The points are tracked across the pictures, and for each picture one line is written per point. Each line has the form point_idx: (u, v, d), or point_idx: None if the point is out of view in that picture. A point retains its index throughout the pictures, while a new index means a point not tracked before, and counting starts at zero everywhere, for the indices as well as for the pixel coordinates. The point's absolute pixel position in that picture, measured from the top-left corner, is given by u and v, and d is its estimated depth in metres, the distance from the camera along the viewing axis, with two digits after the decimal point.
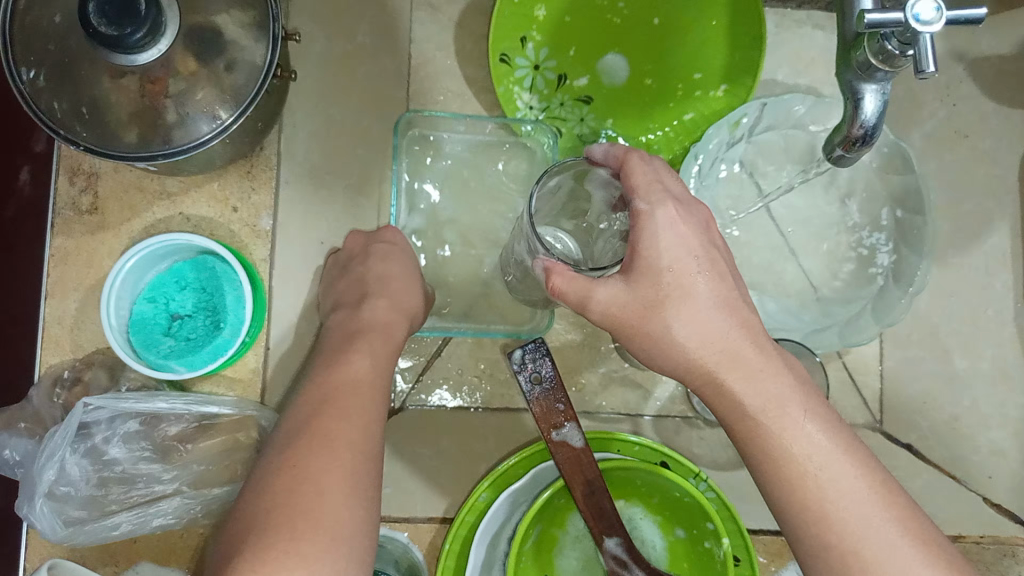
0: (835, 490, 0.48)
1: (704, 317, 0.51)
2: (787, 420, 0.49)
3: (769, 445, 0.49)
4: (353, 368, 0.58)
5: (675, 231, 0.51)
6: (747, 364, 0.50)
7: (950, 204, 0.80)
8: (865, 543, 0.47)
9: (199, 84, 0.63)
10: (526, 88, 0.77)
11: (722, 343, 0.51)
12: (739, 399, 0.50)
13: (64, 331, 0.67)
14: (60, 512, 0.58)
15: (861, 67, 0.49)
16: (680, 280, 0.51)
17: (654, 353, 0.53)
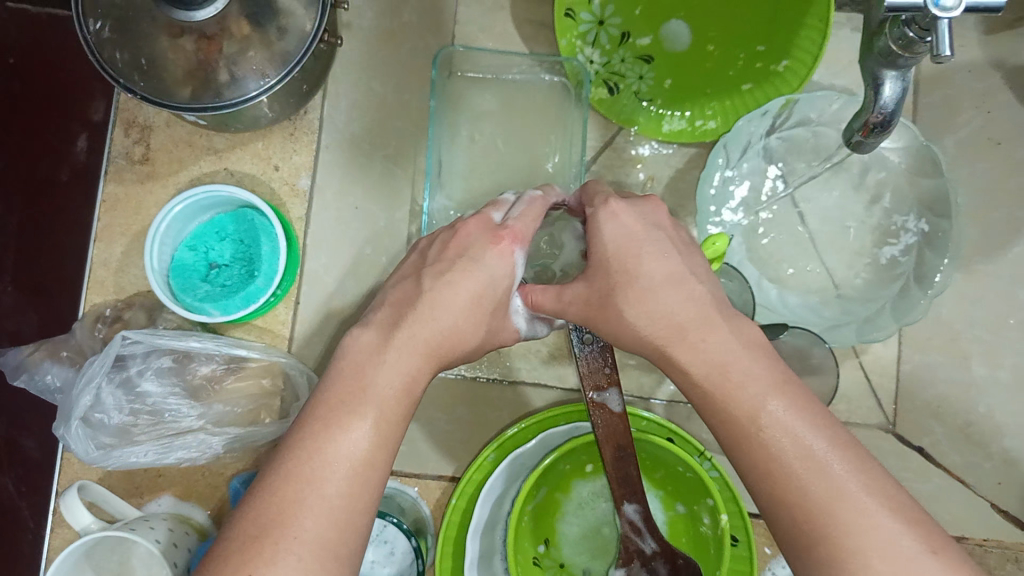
0: (790, 456, 0.44)
1: (650, 295, 0.51)
2: (743, 393, 0.47)
3: (724, 419, 0.47)
4: (386, 373, 0.50)
5: (614, 225, 0.53)
6: (692, 335, 0.49)
7: (980, 210, 0.80)
8: (833, 523, 0.42)
9: (251, 47, 0.66)
10: (589, 42, 0.82)
11: (670, 316, 0.50)
12: (689, 371, 0.49)
13: (109, 273, 0.71)
14: (92, 437, 0.62)
15: (883, 55, 0.51)
16: (624, 260, 0.52)
17: (612, 330, 0.53)
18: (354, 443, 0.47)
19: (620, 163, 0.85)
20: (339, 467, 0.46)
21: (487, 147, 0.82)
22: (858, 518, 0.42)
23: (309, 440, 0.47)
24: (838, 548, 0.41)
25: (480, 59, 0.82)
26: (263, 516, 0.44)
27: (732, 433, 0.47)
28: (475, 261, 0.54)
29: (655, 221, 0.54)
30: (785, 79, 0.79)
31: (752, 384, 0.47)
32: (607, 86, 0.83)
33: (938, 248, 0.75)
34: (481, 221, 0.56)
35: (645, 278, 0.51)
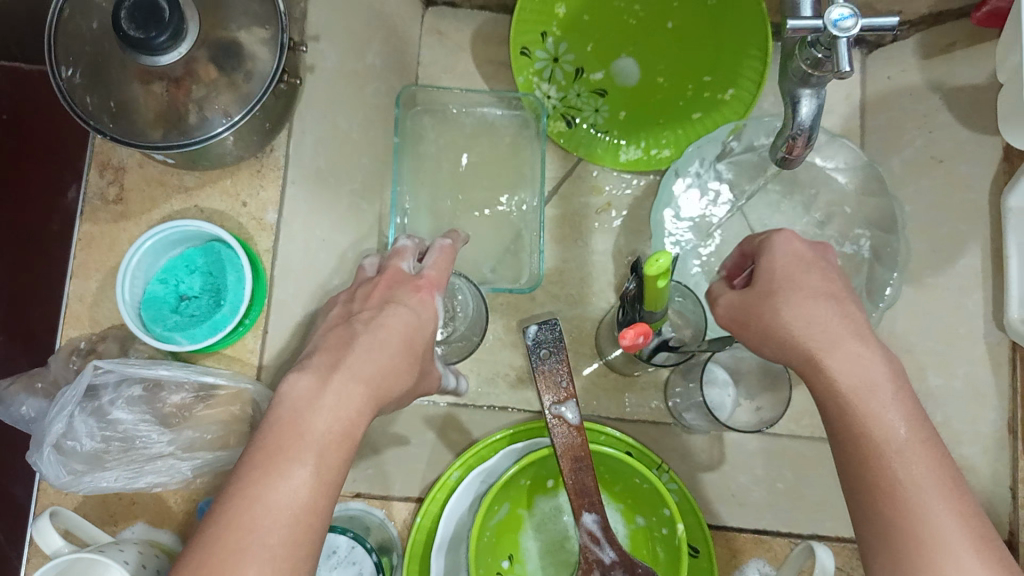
0: (913, 475, 0.48)
1: (810, 306, 0.55)
2: (874, 403, 0.51)
3: (848, 421, 0.51)
4: (320, 416, 0.51)
5: (787, 245, 0.58)
6: (844, 344, 0.53)
7: (925, 227, 0.84)
8: (927, 526, 0.47)
9: (218, 90, 0.71)
10: (545, 79, 0.87)
11: (825, 325, 0.54)
12: (830, 373, 0.52)
13: (84, 308, 0.74)
14: (64, 463, 0.64)
15: (798, 75, 0.54)
16: (792, 275, 0.57)
17: (762, 333, 0.57)
18: (295, 490, 0.48)
19: (580, 192, 0.88)
20: (275, 516, 0.47)
21: (452, 176, 0.87)
22: (948, 535, 0.46)
23: (244, 487, 0.48)
24: (921, 549, 0.46)
25: (443, 93, 0.85)
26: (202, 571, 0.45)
27: (856, 436, 0.50)
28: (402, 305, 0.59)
29: (824, 254, 0.59)
30: (733, 105, 0.82)
31: (893, 405, 0.51)
32: (565, 119, 0.87)
33: (887, 261, 0.79)
34: (397, 273, 0.63)
35: (811, 290, 0.56)
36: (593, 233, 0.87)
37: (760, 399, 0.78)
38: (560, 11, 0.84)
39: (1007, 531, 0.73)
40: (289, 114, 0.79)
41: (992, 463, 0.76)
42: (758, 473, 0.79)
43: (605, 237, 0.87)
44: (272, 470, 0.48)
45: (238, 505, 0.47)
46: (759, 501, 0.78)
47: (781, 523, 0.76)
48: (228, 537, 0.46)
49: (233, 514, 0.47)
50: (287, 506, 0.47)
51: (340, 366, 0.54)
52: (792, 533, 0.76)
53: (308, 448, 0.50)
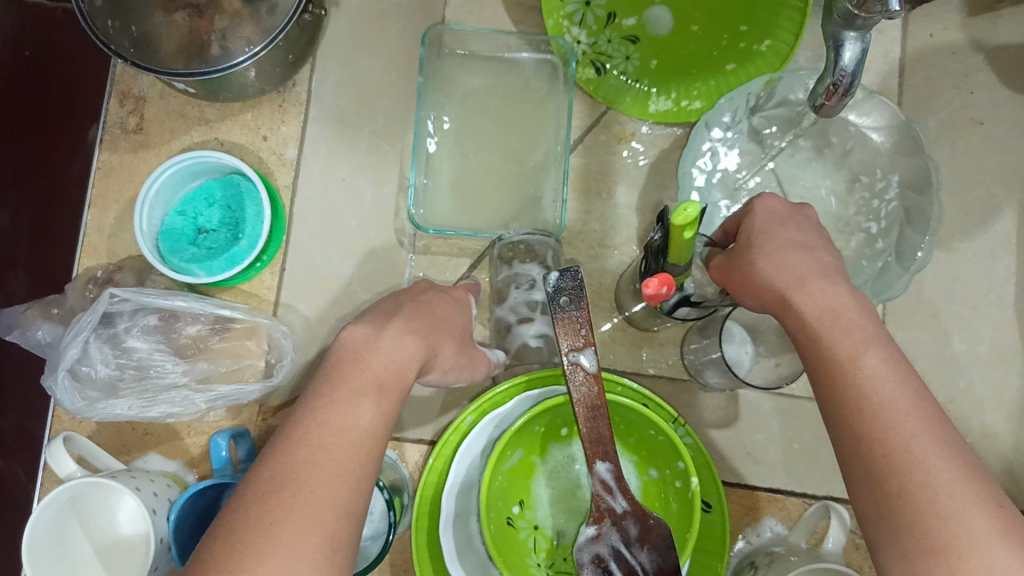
0: (878, 393, 0.49)
1: (781, 252, 0.57)
2: (840, 330, 0.52)
3: (817, 347, 0.53)
4: (378, 356, 0.53)
5: (763, 201, 0.61)
6: (812, 283, 0.55)
7: (958, 188, 0.81)
8: (891, 434, 0.47)
9: (242, 21, 0.71)
10: (575, 23, 0.84)
11: (795, 268, 0.56)
12: (800, 311, 0.54)
13: (102, 238, 0.74)
14: (80, 389, 0.64)
15: (842, 16, 0.52)
16: (766, 229, 0.59)
17: (742, 284, 0.59)
18: (356, 419, 0.49)
19: (606, 145, 0.86)
20: (337, 438, 0.48)
21: (475, 120, 0.85)
22: (914, 443, 0.46)
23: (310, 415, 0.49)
24: (889, 461, 0.46)
25: (470, 33, 0.83)
26: (270, 482, 0.45)
27: (825, 363, 0.52)
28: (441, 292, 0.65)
29: (802, 213, 0.61)
30: (769, 58, 0.81)
31: (859, 332, 0.52)
32: (594, 66, 0.85)
33: (917, 226, 0.76)
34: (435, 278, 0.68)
35: (784, 240, 0.58)
36: (618, 186, 0.85)
37: (781, 356, 0.77)
38: None
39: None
40: (313, 49, 0.78)
41: (1014, 429, 0.76)
42: (773, 433, 0.78)
43: (629, 190, 0.85)
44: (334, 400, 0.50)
45: (303, 427, 0.48)
46: (773, 460, 0.77)
47: (794, 483, 0.77)
48: (295, 456, 0.46)
49: (298, 434, 0.48)
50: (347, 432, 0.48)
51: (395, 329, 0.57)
52: (806, 493, 0.76)
53: (366, 383, 0.51)
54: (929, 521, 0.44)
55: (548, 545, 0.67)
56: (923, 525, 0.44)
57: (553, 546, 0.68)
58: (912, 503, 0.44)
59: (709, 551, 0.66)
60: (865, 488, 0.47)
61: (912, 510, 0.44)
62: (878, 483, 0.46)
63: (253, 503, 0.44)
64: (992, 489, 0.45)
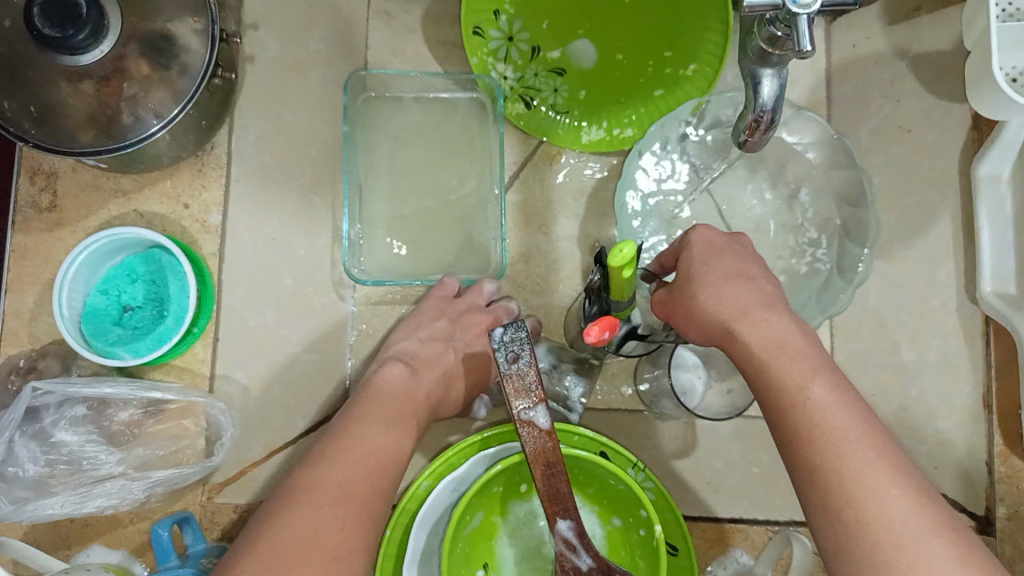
0: (827, 423, 0.48)
1: (722, 284, 0.56)
2: (788, 358, 0.51)
3: (765, 378, 0.51)
4: (407, 394, 0.63)
5: (699, 230, 0.60)
6: (756, 314, 0.54)
7: (895, 195, 0.82)
8: (844, 465, 0.46)
9: (153, 87, 0.67)
10: (500, 59, 0.83)
11: (737, 299, 0.55)
12: (746, 343, 0.53)
13: (22, 324, 0.70)
14: (6, 492, 0.61)
15: (756, 53, 0.51)
16: (705, 261, 0.58)
17: (686, 318, 0.58)
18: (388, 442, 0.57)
19: (544, 177, 0.85)
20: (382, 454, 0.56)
21: (405, 166, 0.83)
22: (867, 472, 0.45)
23: (356, 434, 0.57)
24: (844, 493, 0.45)
25: (394, 77, 0.81)
26: (333, 478, 0.52)
27: (775, 395, 0.50)
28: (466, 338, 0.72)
29: (737, 241, 0.60)
30: (695, 81, 0.80)
31: (804, 362, 0.51)
32: (523, 101, 0.84)
33: (857, 237, 0.76)
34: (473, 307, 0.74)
35: (724, 270, 0.57)
36: (557, 219, 0.84)
37: (731, 380, 0.76)
38: None
39: (983, 506, 0.74)
40: (229, 108, 0.75)
41: (969, 436, 0.76)
42: (733, 459, 0.78)
43: (569, 222, 0.84)
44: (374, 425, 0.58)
45: (350, 440, 0.56)
46: (734, 487, 0.77)
47: (757, 510, 0.76)
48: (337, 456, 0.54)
49: (345, 446, 0.55)
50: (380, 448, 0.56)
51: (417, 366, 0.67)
52: (769, 519, 0.76)
53: (394, 424, 0.59)
54: (888, 552, 0.43)
55: None
56: (882, 557, 0.43)
57: None
58: (869, 535, 0.44)
59: None
60: (824, 522, 0.46)
61: (871, 542, 0.44)
62: (837, 516, 0.45)
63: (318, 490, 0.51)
64: (946, 515, 0.45)
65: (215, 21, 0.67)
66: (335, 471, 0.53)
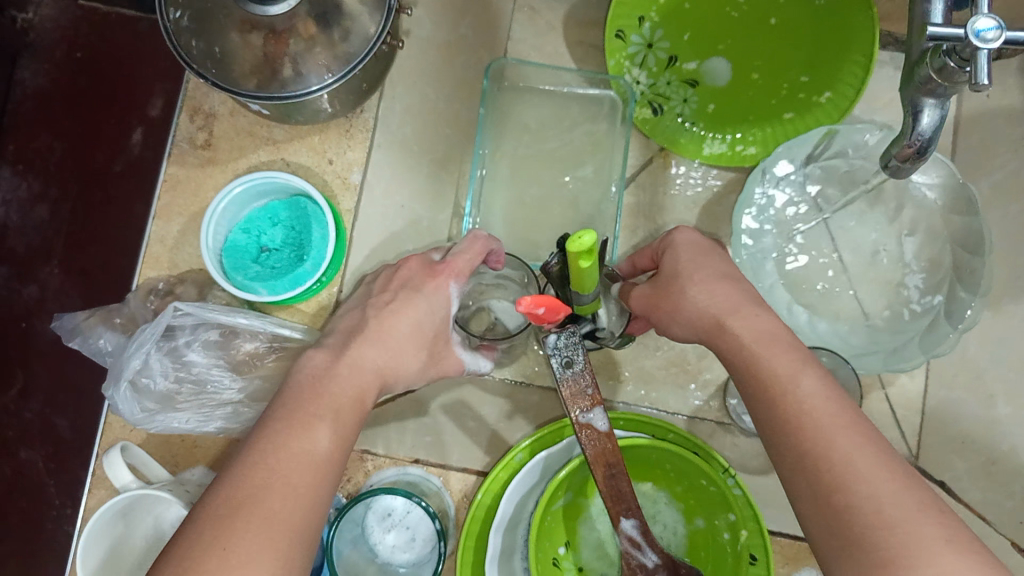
0: (816, 412, 0.50)
1: (709, 283, 0.59)
2: (775, 351, 0.54)
3: (755, 371, 0.54)
4: (327, 400, 0.54)
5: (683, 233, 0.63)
6: (746, 310, 0.57)
7: (1008, 253, 0.81)
8: (834, 449, 0.48)
9: (316, 47, 0.71)
10: (636, 64, 0.85)
11: (726, 297, 0.58)
12: (738, 335, 0.56)
13: (164, 250, 0.75)
14: (138, 400, 0.65)
15: (923, 83, 0.52)
16: (692, 261, 0.60)
17: (671, 314, 0.60)
18: (314, 442, 0.52)
19: (660, 184, 0.88)
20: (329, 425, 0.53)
21: (530, 154, 0.86)
22: (856, 457, 0.48)
23: (293, 408, 0.53)
24: (835, 477, 0.47)
25: (532, 68, 0.84)
26: (266, 458, 0.50)
27: (766, 385, 0.53)
28: (414, 292, 0.63)
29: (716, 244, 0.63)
30: (828, 109, 0.80)
31: (789, 358, 0.54)
32: (651, 107, 0.86)
33: (966, 282, 0.76)
34: (423, 260, 0.65)
35: (710, 270, 0.60)
36: (667, 225, 0.86)
37: None
38: None
39: None
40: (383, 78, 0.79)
41: None
42: None
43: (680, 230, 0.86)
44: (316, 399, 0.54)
45: (268, 443, 0.51)
46: None
47: None
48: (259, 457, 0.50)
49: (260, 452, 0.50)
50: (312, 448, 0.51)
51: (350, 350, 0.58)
52: None
53: (304, 427, 0.52)
54: (878, 532, 0.45)
55: None
56: (871, 535, 0.45)
57: None
58: (859, 515, 0.46)
59: None
60: (815, 504, 0.48)
61: (862, 523, 0.45)
62: (827, 499, 0.47)
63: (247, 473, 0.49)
64: (932, 499, 0.46)
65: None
66: (275, 442, 0.51)
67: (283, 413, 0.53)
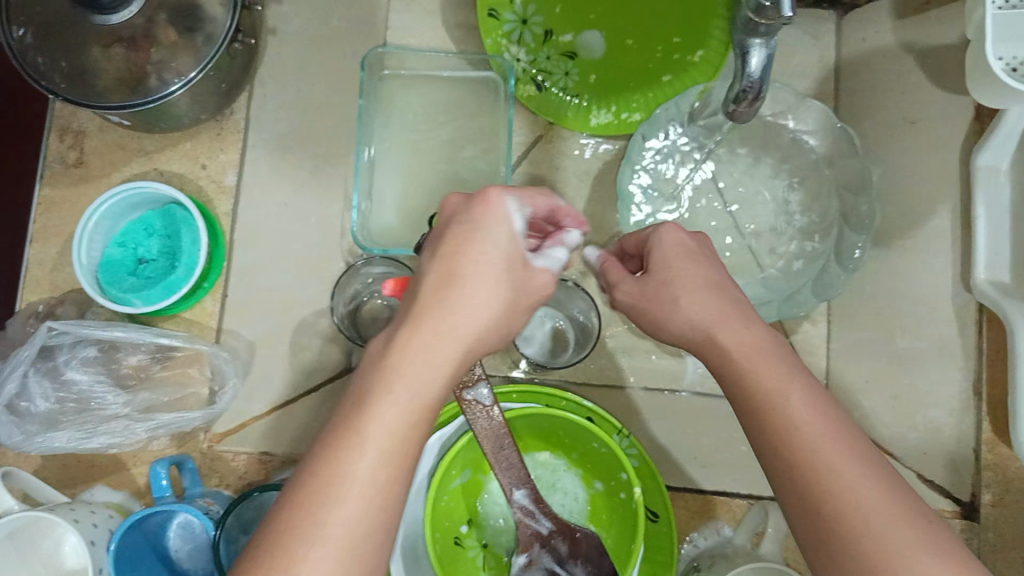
0: (801, 424, 0.48)
1: (696, 291, 0.55)
2: (763, 360, 0.51)
3: (744, 383, 0.51)
4: (386, 410, 0.44)
5: (670, 232, 0.58)
6: (734, 320, 0.53)
7: (893, 190, 0.81)
8: (820, 456, 0.46)
9: (179, 53, 0.71)
10: (514, 41, 0.85)
11: (712, 306, 0.54)
12: (725, 349, 0.53)
13: (45, 271, 0.75)
14: (18, 424, 0.65)
15: (746, 24, 0.52)
16: (678, 265, 0.56)
17: (658, 323, 0.57)
18: (360, 473, 0.42)
19: (551, 155, 0.88)
20: (392, 433, 0.44)
21: (417, 141, 0.86)
22: (842, 467, 0.45)
23: (338, 436, 0.43)
24: (820, 495, 0.45)
25: (408, 55, 0.84)
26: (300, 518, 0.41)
27: (754, 398, 0.50)
28: (475, 229, 0.48)
29: (706, 243, 0.59)
30: (703, 67, 0.83)
31: (779, 365, 0.51)
32: (534, 83, 0.86)
33: (855, 226, 0.78)
34: (461, 196, 0.52)
35: (699, 277, 0.56)
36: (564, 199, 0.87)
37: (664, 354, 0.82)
38: None
39: (968, 492, 0.75)
40: (248, 77, 0.79)
41: (960, 425, 0.74)
42: (721, 437, 0.79)
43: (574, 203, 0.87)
44: (370, 413, 0.44)
45: (312, 492, 0.42)
46: (721, 463, 0.78)
47: (741, 485, 0.77)
48: (297, 517, 0.41)
49: (304, 511, 0.41)
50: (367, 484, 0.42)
51: (408, 329, 0.46)
52: (753, 494, 0.76)
53: (360, 458, 0.43)
54: (864, 541, 0.43)
55: (496, 563, 0.68)
56: (854, 543, 0.43)
57: (501, 563, 0.68)
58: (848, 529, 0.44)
59: (656, 562, 0.67)
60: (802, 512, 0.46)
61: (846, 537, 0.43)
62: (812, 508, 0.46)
63: (290, 531, 0.41)
64: (917, 504, 0.45)
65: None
66: (316, 491, 0.42)
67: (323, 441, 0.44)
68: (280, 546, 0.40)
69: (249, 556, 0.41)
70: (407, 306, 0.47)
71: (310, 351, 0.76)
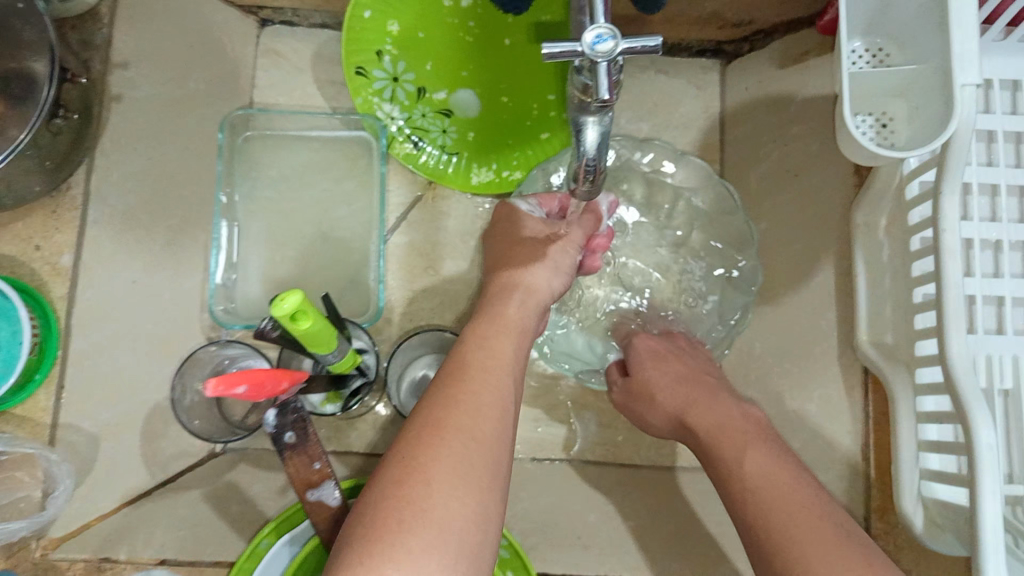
0: (771, 472, 0.55)
1: (676, 367, 0.69)
2: (727, 415, 0.62)
3: (721, 444, 0.60)
4: (485, 373, 0.51)
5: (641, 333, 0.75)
6: (704, 398, 0.65)
7: (779, 243, 0.79)
8: (803, 506, 0.51)
9: (8, 123, 0.64)
10: (385, 99, 0.80)
11: (677, 375, 0.68)
12: (693, 425, 0.64)
13: None
14: None
15: (576, 102, 0.47)
16: (660, 354, 0.71)
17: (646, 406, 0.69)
18: (475, 423, 0.48)
19: (432, 217, 0.83)
20: (491, 400, 0.49)
21: (287, 209, 0.81)
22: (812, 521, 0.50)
23: (438, 397, 0.49)
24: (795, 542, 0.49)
25: (273, 118, 0.79)
26: (422, 452, 0.46)
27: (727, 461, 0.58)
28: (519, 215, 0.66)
29: (676, 342, 0.73)
30: None
31: (747, 434, 0.60)
32: (411, 141, 0.81)
33: (741, 286, 0.76)
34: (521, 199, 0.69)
35: (680, 357, 0.70)
36: (445, 261, 0.82)
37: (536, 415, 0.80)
38: (392, 28, 0.79)
39: None
40: (84, 148, 0.74)
41: (850, 491, 0.71)
42: (609, 510, 0.75)
43: (457, 264, 0.82)
44: (467, 383, 0.50)
45: (432, 435, 0.46)
46: (605, 543, 0.73)
47: (626, 568, 0.71)
48: (418, 456, 0.45)
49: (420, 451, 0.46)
50: (474, 430, 0.47)
51: (490, 319, 0.56)
52: None
53: (475, 411, 0.48)
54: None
55: None
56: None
57: None
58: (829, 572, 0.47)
59: None
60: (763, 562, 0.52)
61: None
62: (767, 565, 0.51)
63: (407, 469, 0.45)
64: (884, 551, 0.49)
65: (56, 60, 0.65)
66: (435, 435, 0.47)
67: (430, 403, 0.49)
68: (422, 436, 0.46)
69: (390, 461, 0.46)
70: (491, 301, 0.58)
71: (165, 440, 0.73)
